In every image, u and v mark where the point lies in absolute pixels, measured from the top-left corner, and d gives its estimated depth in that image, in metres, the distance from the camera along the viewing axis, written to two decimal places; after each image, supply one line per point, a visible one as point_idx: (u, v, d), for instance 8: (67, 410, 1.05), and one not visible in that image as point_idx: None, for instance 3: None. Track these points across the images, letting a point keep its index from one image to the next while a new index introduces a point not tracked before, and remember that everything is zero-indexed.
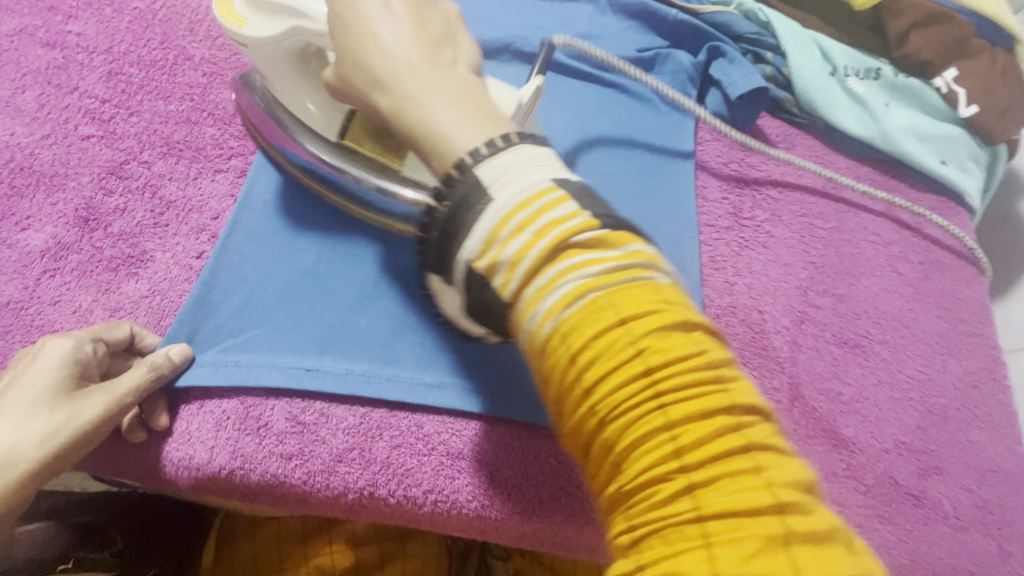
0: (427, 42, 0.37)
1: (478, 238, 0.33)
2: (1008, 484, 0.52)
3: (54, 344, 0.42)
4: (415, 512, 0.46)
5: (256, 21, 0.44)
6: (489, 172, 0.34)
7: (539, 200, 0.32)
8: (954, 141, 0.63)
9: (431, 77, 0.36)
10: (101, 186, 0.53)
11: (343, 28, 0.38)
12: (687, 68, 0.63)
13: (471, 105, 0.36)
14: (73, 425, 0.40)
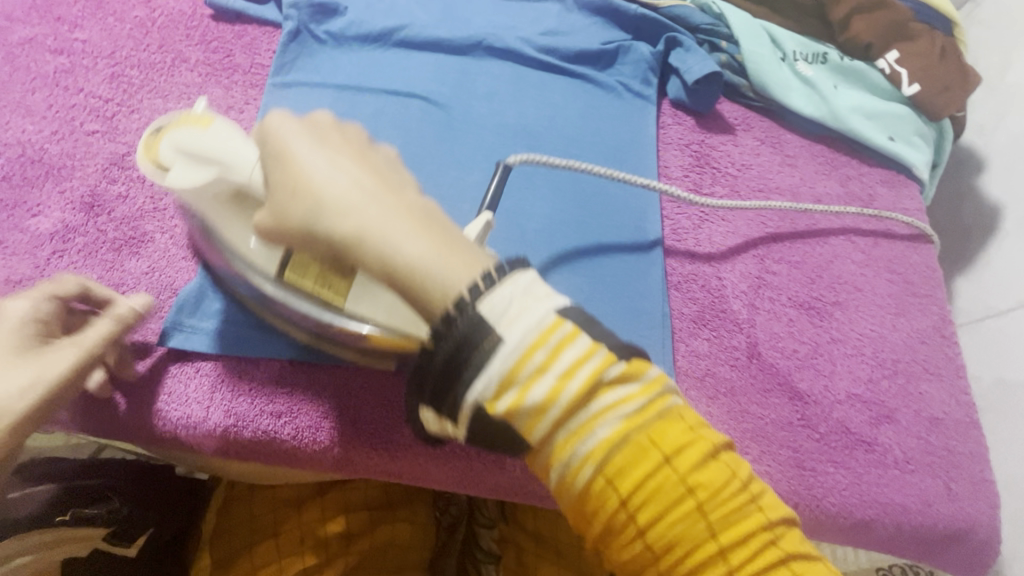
0: (376, 176, 0.38)
1: (495, 381, 0.33)
2: (955, 431, 0.55)
3: (15, 305, 0.44)
4: (397, 462, 0.50)
5: (184, 172, 0.44)
6: (493, 310, 0.34)
7: (561, 346, 0.33)
8: (900, 118, 0.67)
9: (389, 207, 0.37)
10: (105, 175, 0.58)
11: (284, 169, 0.39)
12: (647, 58, 0.69)
13: (435, 232, 0.37)
14: (47, 372, 0.42)
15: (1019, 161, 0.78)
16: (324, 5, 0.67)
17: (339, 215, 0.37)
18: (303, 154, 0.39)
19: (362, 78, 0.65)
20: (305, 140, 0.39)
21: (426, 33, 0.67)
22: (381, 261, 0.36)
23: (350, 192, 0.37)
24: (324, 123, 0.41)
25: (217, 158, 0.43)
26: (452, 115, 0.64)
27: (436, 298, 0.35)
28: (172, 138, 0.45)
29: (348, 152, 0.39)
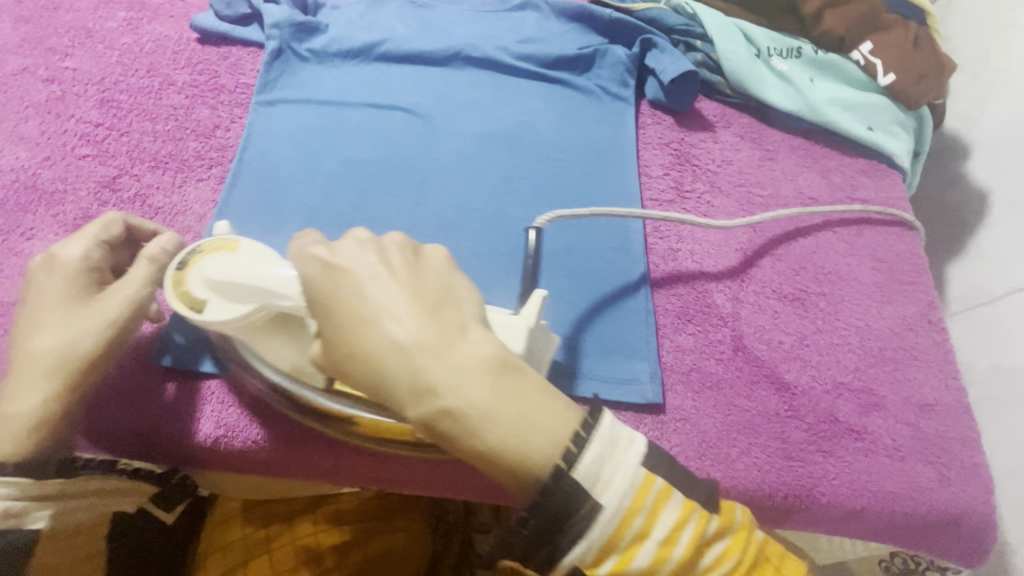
0: (439, 327, 0.40)
1: (596, 546, 0.38)
2: (946, 416, 0.55)
3: (58, 261, 0.47)
4: (386, 469, 0.52)
5: (223, 306, 0.44)
6: (590, 475, 0.38)
7: (658, 511, 0.38)
8: (878, 108, 0.67)
9: (462, 374, 0.38)
10: (96, 198, 0.60)
11: (347, 333, 0.39)
12: (624, 60, 0.70)
13: (508, 393, 0.39)
14: (97, 320, 0.46)
15: (1003, 145, 0.75)
16: (306, 24, 0.68)
17: (419, 391, 0.38)
18: (365, 316, 0.39)
19: (345, 93, 0.66)
20: (361, 295, 0.40)
21: (406, 46, 0.69)
22: (467, 437, 0.38)
23: (419, 360, 0.38)
24: (369, 266, 0.41)
25: (258, 285, 0.43)
26: (434, 125, 0.66)
27: (521, 471, 0.38)
28: (203, 271, 0.45)
29: (405, 297, 0.40)
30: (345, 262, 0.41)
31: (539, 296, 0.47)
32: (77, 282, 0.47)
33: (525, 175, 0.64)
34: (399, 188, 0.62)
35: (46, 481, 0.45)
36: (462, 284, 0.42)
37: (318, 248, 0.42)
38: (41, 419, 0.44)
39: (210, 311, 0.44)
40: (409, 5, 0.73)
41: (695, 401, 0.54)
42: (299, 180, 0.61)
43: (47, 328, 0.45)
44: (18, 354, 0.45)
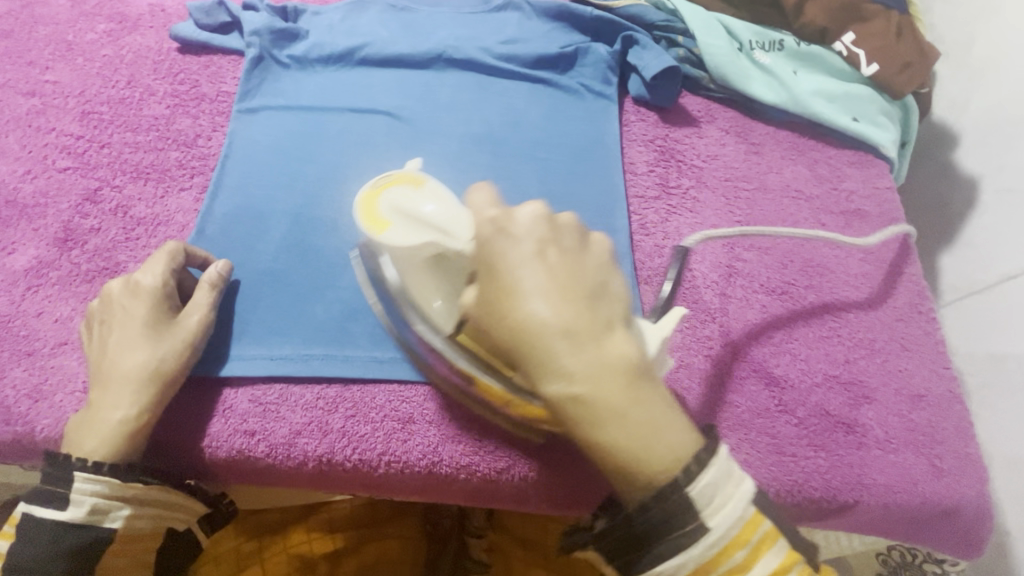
0: (589, 320, 0.39)
1: (691, 565, 0.38)
2: (938, 407, 0.55)
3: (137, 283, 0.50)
4: (372, 474, 0.51)
5: (398, 231, 0.46)
6: (704, 498, 0.37)
7: (761, 548, 0.38)
8: (863, 99, 0.67)
9: (603, 369, 0.38)
10: (78, 211, 0.59)
11: (501, 298, 0.39)
12: (606, 58, 0.69)
13: (642, 401, 0.38)
14: (181, 339, 0.50)
15: (990, 133, 0.73)
16: (286, 31, 0.68)
17: (556, 370, 0.38)
18: (519, 289, 0.39)
19: (327, 98, 0.66)
20: (519, 268, 0.39)
21: (387, 50, 0.69)
22: (590, 427, 0.38)
23: (563, 344, 0.38)
24: (535, 239, 0.40)
25: (439, 223, 0.44)
26: (417, 128, 0.65)
27: (631, 480, 0.38)
28: (392, 200, 0.47)
29: (561, 284, 0.39)
30: (517, 229, 0.40)
31: (678, 313, 0.45)
32: (161, 301, 0.50)
33: (509, 175, 0.63)
34: None
35: (128, 484, 0.46)
36: (620, 278, 0.42)
37: (492, 210, 0.41)
38: (130, 427, 0.47)
39: (388, 235, 0.46)
40: (390, 8, 0.73)
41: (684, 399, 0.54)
42: (282, 187, 0.61)
43: (130, 348, 0.48)
44: (103, 369, 0.48)
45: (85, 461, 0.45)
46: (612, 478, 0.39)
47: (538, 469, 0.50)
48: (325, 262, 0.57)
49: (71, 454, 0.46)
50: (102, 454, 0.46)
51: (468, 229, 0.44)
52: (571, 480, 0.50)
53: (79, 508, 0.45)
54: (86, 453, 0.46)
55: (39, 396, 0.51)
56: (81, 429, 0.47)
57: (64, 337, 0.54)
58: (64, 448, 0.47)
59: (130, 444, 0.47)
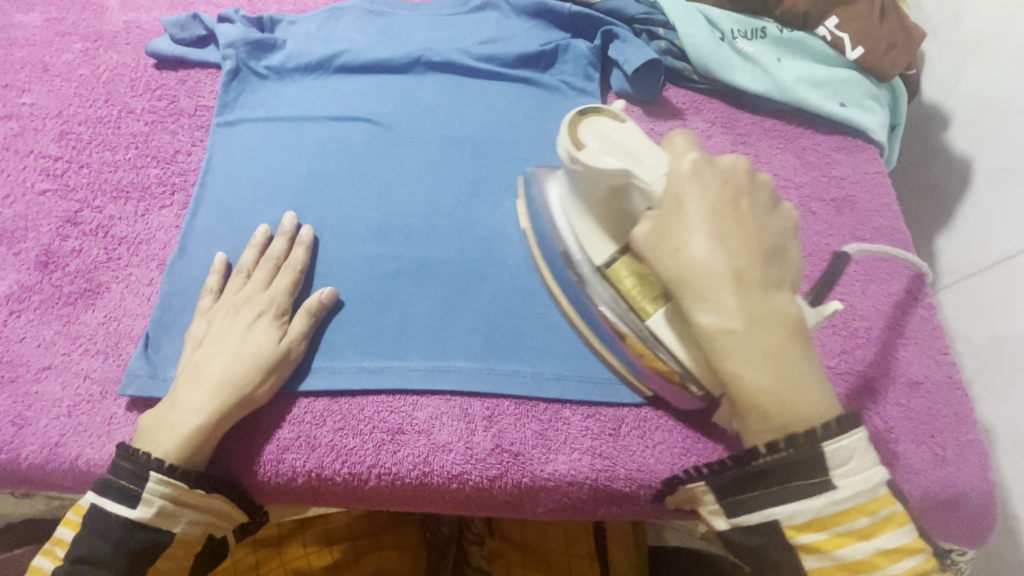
0: (758, 273, 0.41)
1: (809, 514, 0.39)
2: (938, 394, 0.53)
3: (252, 294, 0.53)
4: (363, 487, 0.50)
5: (598, 150, 0.44)
6: (838, 457, 0.39)
7: (888, 519, 0.39)
8: (849, 83, 0.66)
9: (763, 316, 0.40)
10: (59, 233, 0.59)
11: (677, 227, 0.41)
12: (587, 54, 0.68)
13: (795, 353, 0.40)
14: (270, 357, 0.50)
15: (981, 112, 0.71)
16: (262, 41, 0.68)
17: (717, 301, 0.40)
18: (699, 223, 0.41)
19: (306, 108, 0.65)
20: (698, 212, 0.41)
21: (365, 56, 0.68)
22: (736, 362, 0.40)
23: (729, 284, 0.40)
24: (725, 191, 0.42)
25: (638, 157, 0.43)
26: (398, 133, 0.64)
27: (765, 418, 0.40)
28: (596, 125, 0.46)
29: (736, 239, 0.41)
30: (714, 175, 0.43)
31: (837, 305, 0.46)
32: (268, 318, 0.51)
33: (492, 176, 0.62)
34: (366, 199, 0.60)
35: (193, 490, 0.46)
36: (791, 251, 0.44)
37: (694, 155, 0.43)
38: (207, 436, 0.47)
39: (585, 153, 0.44)
40: (367, 14, 0.72)
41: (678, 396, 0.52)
42: (264, 200, 0.60)
43: (223, 357, 0.49)
44: (200, 373, 0.49)
45: (160, 462, 0.45)
46: (743, 414, 0.41)
47: (528, 475, 0.49)
48: (308, 274, 0.56)
49: (147, 451, 0.46)
50: (177, 459, 0.46)
51: (664, 166, 0.43)
52: (564, 486, 0.49)
53: (148, 508, 0.44)
54: (161, 453, 0.45)
55: (23, 422, 0.51)
56: (158, 428, 0.47)
57: (47, 362, 0.53)
58: (137, 444, 0.47)
59: (199, 453, 0.47)
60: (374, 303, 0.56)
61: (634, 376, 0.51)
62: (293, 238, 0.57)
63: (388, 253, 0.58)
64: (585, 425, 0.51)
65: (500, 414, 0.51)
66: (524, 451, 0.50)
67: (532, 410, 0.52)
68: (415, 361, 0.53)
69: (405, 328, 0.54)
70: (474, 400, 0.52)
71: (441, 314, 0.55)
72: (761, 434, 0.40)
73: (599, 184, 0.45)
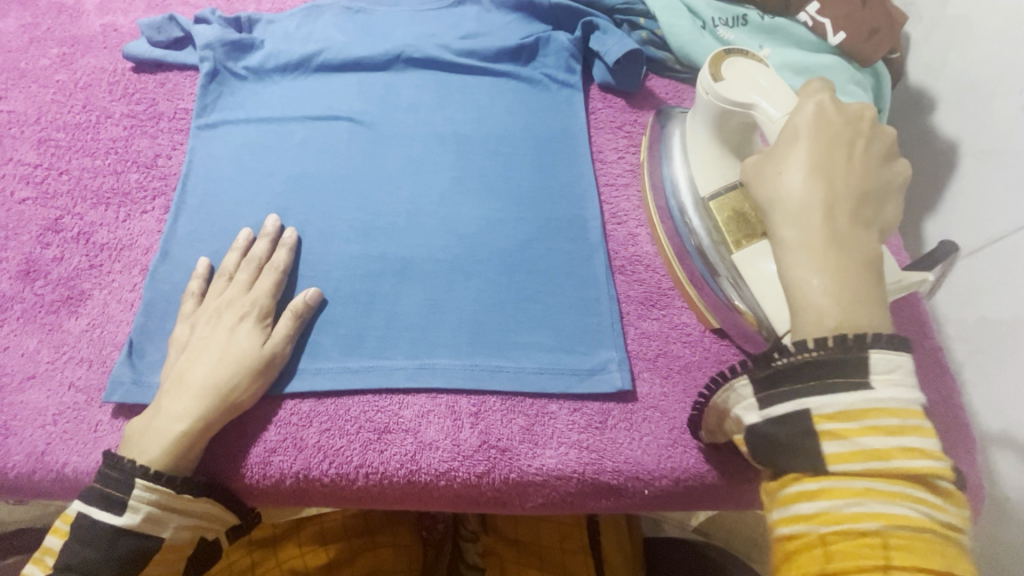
0: (852, 208, 0.39)
1: (837, 404, 0.35)
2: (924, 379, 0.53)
3: (235, 296, 0.52)
4: (352, 487, 0.50)
5: (739, 84, 0.48)
6: (885, 363, 0.35)
7: (921, 426, 0.34)
8: (831, 68, 0.64)
9: (849, 244, 0.38)
10: (40, 241, 0.59)
11: (784, 152, 0.41)
12: (568, 46, 0.68)
13: (875, 287, 0.38)
14: (256, 361, 0.50)
15: (965, 95, 0.71)
16: (239, 42, 0.67)
17: (805, 215, 0.39)
18: (809, 151, 0.40)
19: (286, 108, 0.65)
20: (810, 144, 0.41)
21: (345, 54, 0.67)
22: (810, 280, 0.37)
23: (823, 207, 0.39)
24: (844, 131, 0.41)
25: (770, 96, 0.47)
26: (380, 132, 0.63)
27: (819, 318, 0.37)
28: (744, 66, 0.50)
29: (838, 173, 0.40)
30: (840, 116, 0.42)
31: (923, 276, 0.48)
32: (252, 320, 0.51)
33: (475, 172, 0.61)
34: (349, 199, 0.60)
35: (181, 495, 0.46)
36: (893, 207, 0.42)
37: (830, 98, 0.43)
38: (194, 440, 0.47)
39: (723, 85, 0.49)
40: (347, 11, 0.71)
41: (665, 388, 0.53)
42: (247, 202, 0.60)
43: (205, 362, 0.49)
44: (182, 379, 0.48)
45: (144, 469, 0.45)
46: (797, 316, 0.38)
47: (516, 471, 0.49)
48: (292, 275, 0.56)
49: (131, 458, 0.46)
50: (162, 465, 0.46)
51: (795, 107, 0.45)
52: (553, 479, 0.49)
53: (136, 515, 0.44)
54: (146, 460, 0.45)
55: (9, 432, 0.51)
56: (143, 434, 0.47)
57: (31, 371, 0.53)
58: (121, 453, 0.46)
59: (185, 460, 0.47)
60: (359, 303, 0.55)
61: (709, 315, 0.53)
62: (276, 240, 0.56)
63: (372, 252, 0.57)
64: (572, 419, 0.51)
65: (487, 410, 0.51)
66: (511, 446, 0.50)
67: (519, 405, 0.52)
68: (400, 360, 0.53)
69: (391, 328, 0.54)
70: (460, 397, 0.52)
71: (425, 313, 0.55)
72: (812, 333, 0.37)
73: (728, 120, 0.50)
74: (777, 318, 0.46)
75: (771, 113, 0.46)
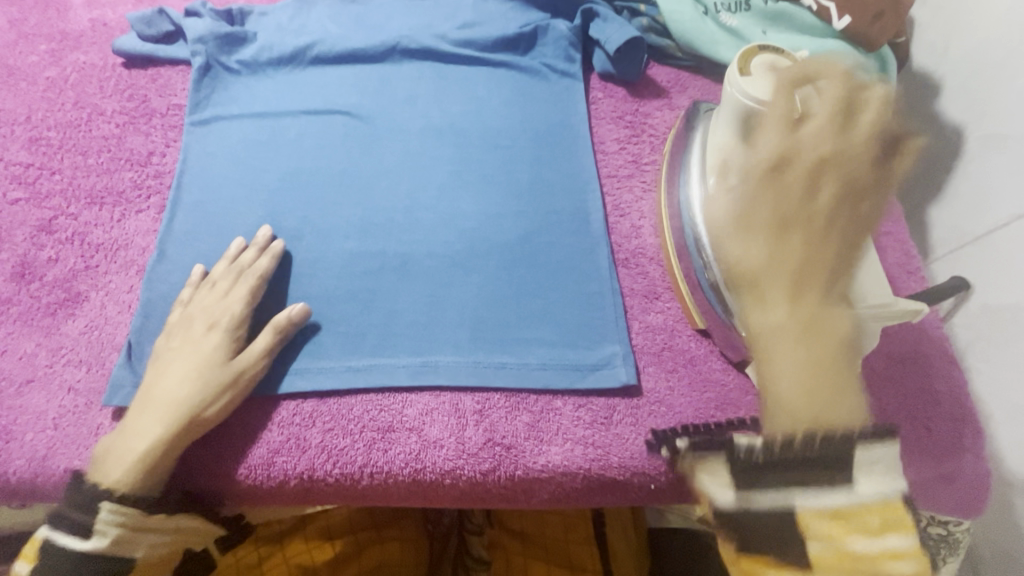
0: (820, 293, 0.41)
1: (825, 506, 0.38)
2: (930, 368, 0.53)
3: (210, 308, 0.51)
4: (356, 486, 0.50)
5: (765, 81, 0.48)
6: (867, 462, 0.38)
7: (900, 525, 0.38)
8: (836, 54, 0.62)
9: (817, 329, 0.40)
10: (34, 242, 0.58)
11: (750, 223, 0.43)
12: (567, 34, 0.66)
13: (847, 366, 0.40)
14: (226, 378, 0.48)
15: (971, 79, 0.69)
16: (232, 35, 0.66)
17: (774, 304, 0.41)
18: (775, 224, 0.42)
19: (280, 103, 0.64)
20: (772, 212, 0.42)
21: (340, 45, 0.66)
22: (779, 369, 0.40)
23: (789, 292, 0.41)
24: (809, 192, 0.41)
25: (796, 99, 0.46)
26: (377, 125, 0.62)
27: (792, 412, 0.39)
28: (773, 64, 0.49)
29: (804, 252, 0.41)
30: (805, 170, 0.42)
31: (918, 308, 0.45)
32: (224, 335, 0.50)
33: (475, 166, 0.60)
34: (348, 195, 0.59)
35: (151, 514, 0.46)
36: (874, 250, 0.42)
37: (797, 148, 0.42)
38: (159, 459, 0.46)
39: (750, 81, 0.48)
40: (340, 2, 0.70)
41: (670, 382, 0.52)
42: (243, 200, 0.59)
43: (174, 378, 0.48)
44: (150, 395, 0.48)
45: (110, 492, 0.44)
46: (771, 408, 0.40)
47: (520, 469, 0.49)
48: (292, 274, 0.56)
49: (95, 481, 0.45)
50: (128, 486, 0.45)
51: None
52: (559, 477, 0.49)
53: (103, 539, 0.44)
54: (109, 481, 0.45)
55: (8, 437, 0.50)
56: (109, 454, 0.46)
57: (29, 375, 0.52)
58: (90, 474, 0.46)
59: (150, 479, 0.46)
60: (359, 301, 0.55)
61: (694, 314, 0.53)
62: (265, 249, 0.55)
63: (371, 248, 0.57)
64: (576, 414, 0.51)
65: (490, 407, 0.51)
66: (516, 443, 0.50)
67: (523, 402, 0.51)
68: (402, 357, 0.52)
69: (392, 326, 0.54)
70: (464, 394, 0.51)
71: (427, 309, 0.54)
72: (783, 428, 0.39)
73: (750, 117, 0.49)
74: None
75: (793, 116, 0.45)
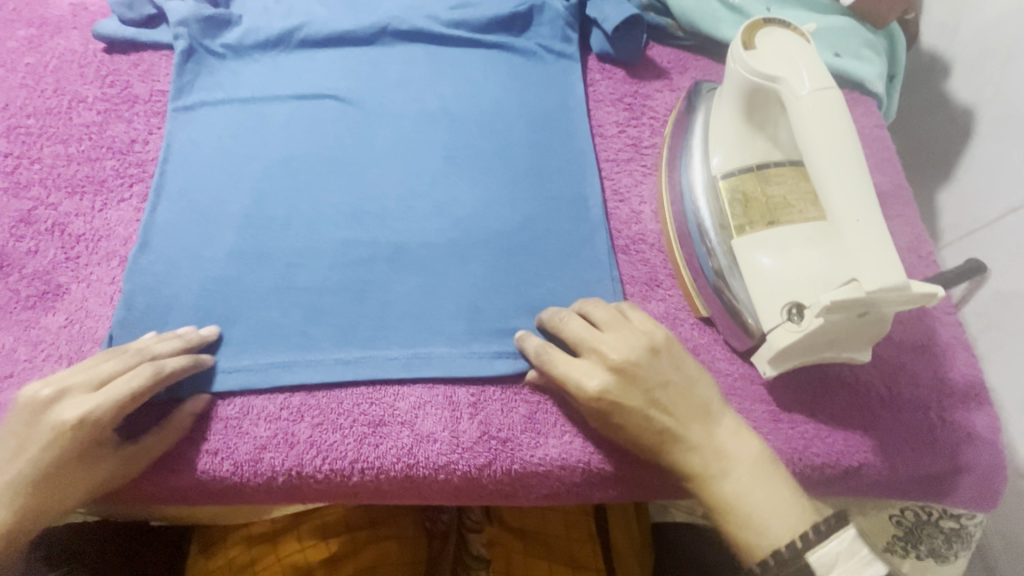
0: (717, 440, 0.43)
1: None
2: (943, 356, 0.51)
3: (75, 401, 0.43)
4: (346, 483, 0.48)
5: (771, 55, 0.45)
6: (826, 564, 0.39)
7: None
8: (844, 30, 0.60)
9: (736, 465, 0.43)
10: (12, 234, 0.56)
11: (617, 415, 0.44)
12: (564, 14, 0.64)
13: (775, 472, 0.43)
14: (92, 485, 0.45)
15: (982, 57, 0.67)
16: (215, 17, 0.63)
17: (693, 467, 0.43)
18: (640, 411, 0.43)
19: (267, 88, 0.61)
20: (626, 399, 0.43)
21: (327, 28, 0.63)
22: (727, 508, 0.43)
23: (689, 449, 0.43)
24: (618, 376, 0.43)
25: (803, 74, 0.44)
26: (368, 111, 0.60)
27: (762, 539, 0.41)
28: (779, 37, 0.46)
29: (678, 412, 0.43)
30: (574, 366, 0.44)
31: (933, 291, 0.41)
32: (78, 442, 0.43)
33: (468, 151, 0.58)
34: (338, 182, 0.57)
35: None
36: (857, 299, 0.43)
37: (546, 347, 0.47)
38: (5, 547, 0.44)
39: (756, 56, 0.46)
40: None
41: None
42: (229, 189, 0.57)
43: (21, 480, 0.43)
44: None
45: None
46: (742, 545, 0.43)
47: (517, 464, 0.47)
48: (279, 265, 0.54)
49: None
50: None
51: (823, 87, 0.43)
52: (558, 473, 0.47)
53: None
54: None
55: None
56: None
57: (8, 370, 0.51)
58: None
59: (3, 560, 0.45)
60: (351, 291, 0.53)
61: (698, 301, 0.51)
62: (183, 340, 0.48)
63: (362, 237, 0.55)
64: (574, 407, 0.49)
65: (486, 400, 0.49)
66: (512, 437, 0.48)
67: (520, 394, 0.49)
68: (394, 349, 0.50)
69: (382, 318, 0.52)
70: (458, 386, 0.50)
71: (420, 299, 0.52)
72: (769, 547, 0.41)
73: (755, 94, 0.47)
74: (766, 313, 0.46)
75: (801, 92, 0.43)
